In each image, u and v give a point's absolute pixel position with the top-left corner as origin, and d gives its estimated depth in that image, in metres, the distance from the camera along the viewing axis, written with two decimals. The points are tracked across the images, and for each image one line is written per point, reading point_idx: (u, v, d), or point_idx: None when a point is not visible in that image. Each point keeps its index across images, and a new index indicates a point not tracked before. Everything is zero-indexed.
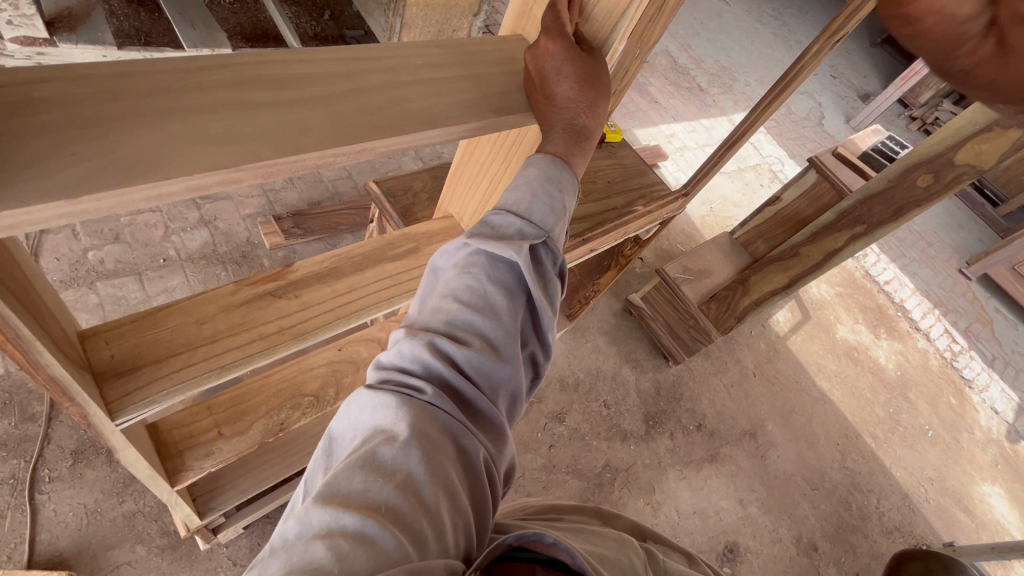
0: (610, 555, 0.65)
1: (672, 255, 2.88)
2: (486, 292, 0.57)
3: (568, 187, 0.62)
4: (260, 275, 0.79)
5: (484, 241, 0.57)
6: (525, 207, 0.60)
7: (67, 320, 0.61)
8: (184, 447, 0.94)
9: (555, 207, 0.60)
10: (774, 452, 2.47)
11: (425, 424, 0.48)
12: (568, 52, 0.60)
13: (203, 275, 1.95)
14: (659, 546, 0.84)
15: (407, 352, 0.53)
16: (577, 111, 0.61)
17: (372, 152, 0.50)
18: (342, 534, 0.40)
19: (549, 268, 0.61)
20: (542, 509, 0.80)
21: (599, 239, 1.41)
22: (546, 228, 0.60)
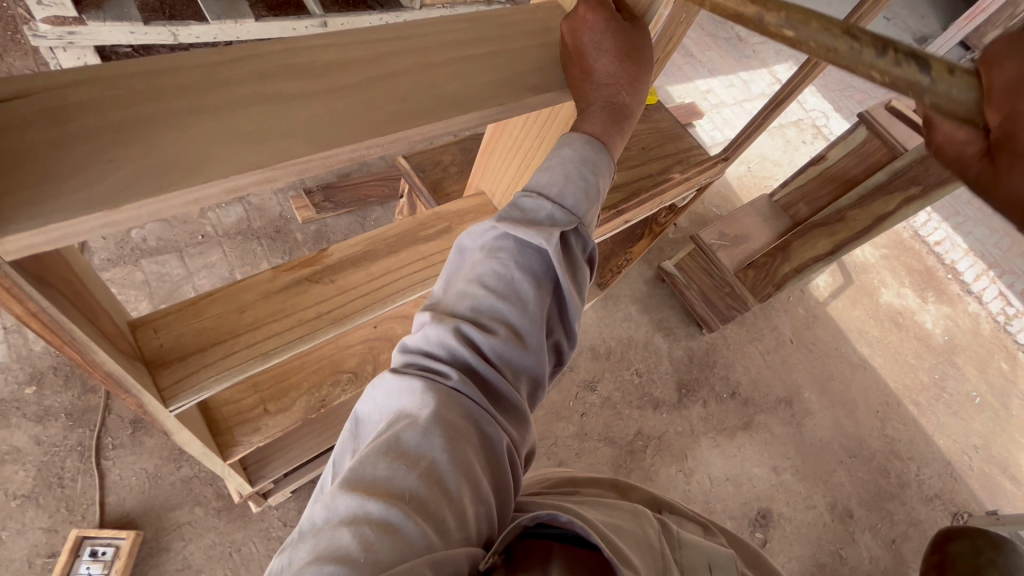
0: (625, 528, 0.64)
1: (706, 219, 2.80)
2: (513, 274, 0.55)
3: (604, 170, 0.60)
4: (296, 261, 0.79)
5: (514, 227, 0.55)
6: (558, 190, 0.58)
7: (116, 309, 0.63)
8: (234, 423, 0.98)
9: (589, 189, 0.59)
10: (810, 420, 2.45)
11: (451, 407, 0.48)
12: (613, 23, 0.56)
13: (239, 251, 2.00)
14: (675, 517, 0.82)
15: (432, 336, 0.52)
16: (616, 87, 0.58)
17: (406, 141, 0.49)
18: (368, 521, 0.41)
19: (579, 254, 0.59)
20: (559, 482, 0.80)
21: (633, 210, 1.36)
22: (578, 214, 0.58)
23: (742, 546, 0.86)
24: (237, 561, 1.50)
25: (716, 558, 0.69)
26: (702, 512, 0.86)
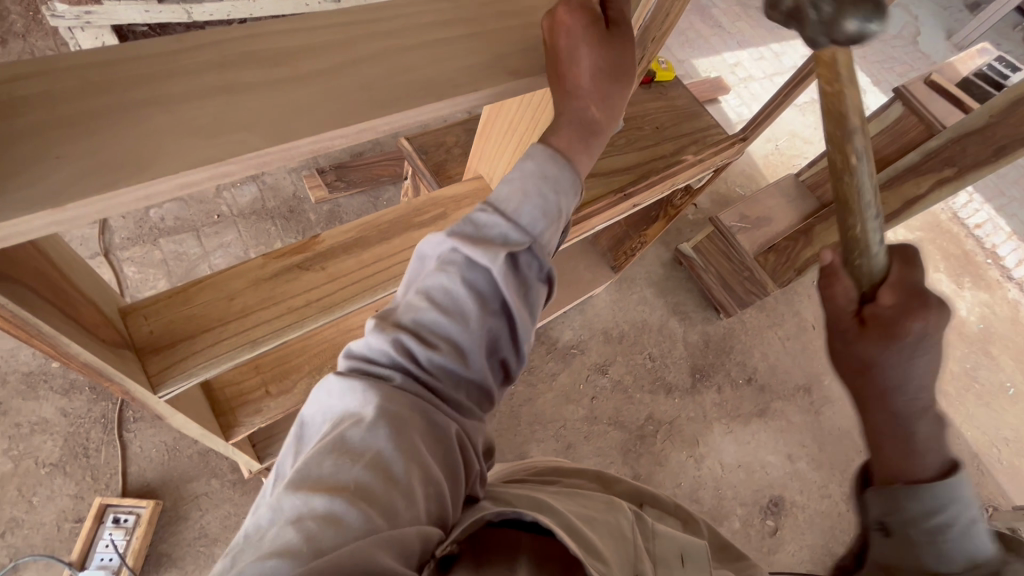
0: (597, 516, 0.64)
1: (729, 200, 2.71)
2: (464, 287, 0.53)
3: (570, 192, 0.57)
4: (288, 248, 0.78)
5: (465, 241, 0.53)
6: (515, 207, 0.55)
7: (103, 293, 0.64)
8: (236, 403, 1.01)
9: (551, 210, 0.55)
10: (829, 408, 2.39)
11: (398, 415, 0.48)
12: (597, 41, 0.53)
13: (254, 230, 2.03)
14: (655, 510, 0.84)
15: (376, 345, 0.51)
16: (588, 103, 0.56)
17: (374, 131, 0.47)
18: (312, 516, 0.40)
19: (535, 270, 0.57)
20: (543, 471, 0.81)
21: (643, 193, 1.31)
22: (535, 233, 0.56)
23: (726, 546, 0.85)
24: None
25: (690, 548, 0.70)
26: (684, 505, 0.88)
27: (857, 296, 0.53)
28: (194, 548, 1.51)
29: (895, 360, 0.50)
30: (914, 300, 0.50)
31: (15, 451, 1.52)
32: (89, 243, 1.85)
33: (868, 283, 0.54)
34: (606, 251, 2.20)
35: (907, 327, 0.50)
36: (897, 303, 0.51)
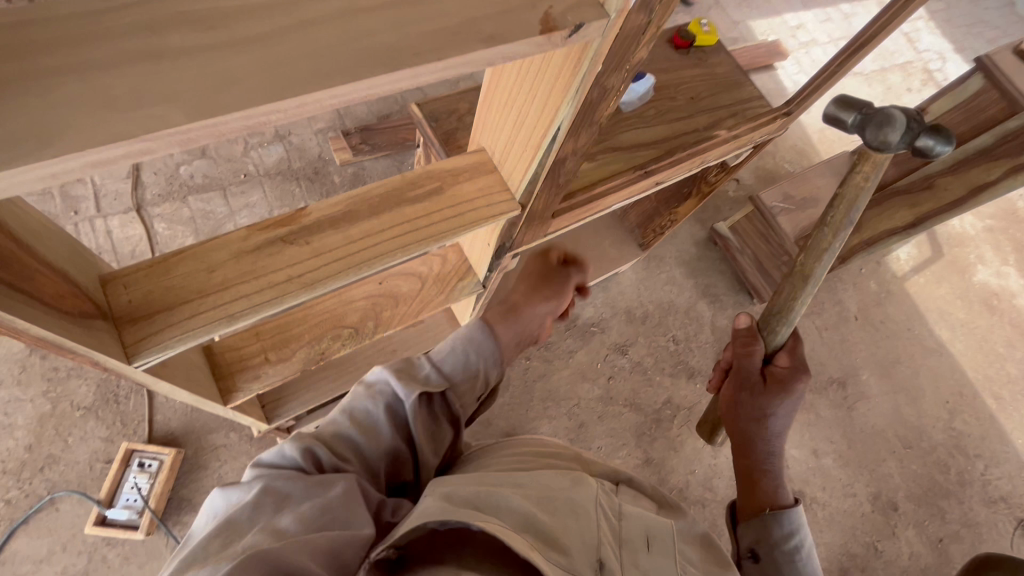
0: (560, 501, 0.77)
1: (774, 177, 2.54)
2: (379, 409, 0.74)
3: (484, 362, 0.89)
4: (273, 219, 0.76)
5: (390, 376, 0.77)
6: (441, 357, 0.84)
7: (79, 264, 0.63)
8: (235, 368, 1.02)
9: (464, 365, 0.86)
10: (864, 404, 2.27)
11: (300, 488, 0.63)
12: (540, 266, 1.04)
13: (279, 191, 2.04)
14: (630, 489, 0.98)
15: (287, 451, 0.67)
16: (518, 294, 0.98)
17: (317, 107, 0.43)
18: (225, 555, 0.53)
19: (440, 409, 0.82)
20: (536, 449, 0.95)
21: (665, 171, 1.19)
22: (447, 381, 0.83)
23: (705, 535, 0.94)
24: None
25: (653, 529, 0.83)
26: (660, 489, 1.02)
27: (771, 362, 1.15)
28: (212, 496, 1.59)
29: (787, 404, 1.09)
30: (797, 366, 1.13)
31: (53, 393, 1.61)
32: (123, 198, 1.90)
33: (773, 350, 1.17)
34: (634, 228, 2.10)
35: (795, 382, 1.10)
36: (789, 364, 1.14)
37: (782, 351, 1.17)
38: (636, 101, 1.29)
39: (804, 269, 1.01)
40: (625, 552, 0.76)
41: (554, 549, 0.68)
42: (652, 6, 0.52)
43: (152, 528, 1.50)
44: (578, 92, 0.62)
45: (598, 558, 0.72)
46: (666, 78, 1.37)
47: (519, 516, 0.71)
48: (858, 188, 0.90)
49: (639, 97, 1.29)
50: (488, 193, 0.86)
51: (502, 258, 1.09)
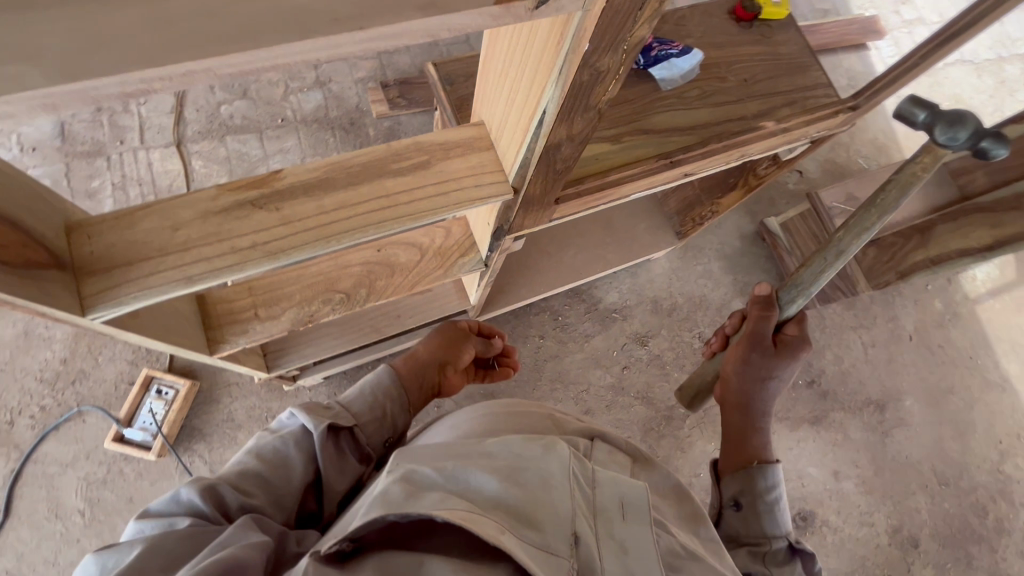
0: (530, 475, 0.74)
1: (842, 174, 2.30)
2: (287, 444, 0.81)
3: (396, 403, 0.98)
4: (246, 180, 0.72)
5: (300, 411, 0.84)
6: (351, 400, 0.95)
7: (41, 212, 0.63)
8: (226, 320, 1.02)
9: (374, 403, 0.95)
10: (901, 432, 2.10)
11: (191, 534, 0.65)
12: (452, 324, 1.22)
13: (314, 139, 2.02)
14: (605, 442, 0.98)
15: (183, 495, 0.70)
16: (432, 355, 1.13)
17: (205, 76, 0.42)
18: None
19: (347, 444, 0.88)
20: (507, 413, 0.97)
21: (697, 162, 1.06)
22: (355, 418, 0.91)
23: (673, 483, 0.96)
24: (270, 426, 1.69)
25: (628, 494, 0.78)
26: (634, 443, 1.00)
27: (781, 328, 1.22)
28: (220, 428, 1.67)
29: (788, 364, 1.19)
30: (801, 337, 1.20)
31: None
32: (165, 132, 1.94)
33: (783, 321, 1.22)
34: (672, 215, 1.95)
35: (801, 347, 1.19)
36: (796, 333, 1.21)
37: (790, 321, 1.22)
38: (677, 78, 1.16)
39: (839, 248, 0.97)
40: (600, 521, 0.74)
41: (525, 525, 0.68)
42: None
43: (163, 451, 1.60)
44: (563, 72, 0.54)
45: (571, 531, 0.70)
46: (719, 54, 1.22)
47: (487, 493, 0.70)
48: (911, 177, 0.83)
49: (681, 74, 1.15)
50: (477, 172, 0.79)
51: (502, 240, 1.03)
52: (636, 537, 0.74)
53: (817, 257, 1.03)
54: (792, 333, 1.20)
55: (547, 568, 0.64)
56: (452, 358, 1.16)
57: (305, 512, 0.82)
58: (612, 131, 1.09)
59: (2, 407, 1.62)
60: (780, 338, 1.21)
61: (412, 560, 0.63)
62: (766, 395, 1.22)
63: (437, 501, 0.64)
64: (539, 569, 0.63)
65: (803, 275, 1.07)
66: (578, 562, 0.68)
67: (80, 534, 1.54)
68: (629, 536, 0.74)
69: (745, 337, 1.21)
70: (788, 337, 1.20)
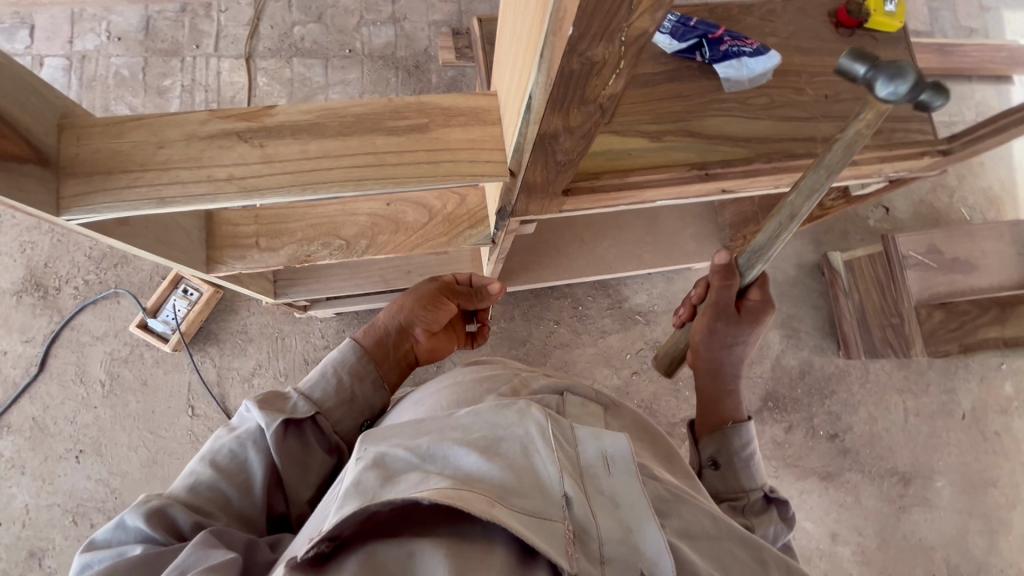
0: (509, 443, 0.68)
1: (935, 221, 2.05)
2: (244, 445, 0.74)
3: (367, 383, 0.92)
4: (239, 109, 0.71)
5: (253, 406, 0.77)
6: (308, 387, 0.87)
7: (32, 106, 0.64)
8: (227, 242, 1.04)
9: (338, 386, 0.89)
10: (922, 512, 1.92)
11: (143, 560, 0.60)
12: (428, 285, 1.16)
13: (376, 76, 2.00)
14: (576, 396, 0.90)
15: (130, 521, 0.65)
16: (401, 314, 1.08)
17: None
18: None
19: (310, 437, 0.82)
20: (481, 378, 0.88)
21: (738, 181, 0.95)
22: (315, 407, 0.84)
23: (640, 423, 0.93)
24: (278, 347, 1.77)
25: (610, 448, 0.72)
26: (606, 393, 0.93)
27: (749, 292, 1.00)
28: (233, 337, 1.77)
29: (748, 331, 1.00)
30: (767, 301, 1.00)
31: None
32: (239, 43, 1.98)
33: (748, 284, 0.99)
34: (724, 227, 1.81)
35: (766, 312, 1.00)
36: (764, 298, 1.00)
37: (754, 284, 1.00)
38: (744, 80, 1.02)
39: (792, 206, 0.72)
40: (587, 481, 0.69)
41: (514, 492, 0.62)
42: None
43: (178, 347, 1.72)
44: (549, 55, 0.48)
45: (560, 492, 0.65)
46: (804, 62, 1.07)
47: (468, 470, 0.64)
48: (856, 134, 0.60)
49: (749, 77, 1.02)
50: (477, 146, 0.73)
51: (507, 222, 0.96)
52: (626, 490, 0.69)
53: (770, 216, 0.77)
54: (757, 298, 0.99)
55: (543, 536, 0.60)
56: (423, 317, 1.10)
57: (276, 516, 0.76)
58: (655, 126, 0.99)
59: (53, 272, 1.77)
60: (745, 302, 1.00)
61: (400, 552, 0.58)
62: (732, 362, 1.05)
63: (417, 484, 0.60)
64: (534, 537, 0.59)
65: (760, 238, 0.81)
66: (572, 524, 0.64)
67: (98, 402, 1.70)
68: (620, 488, 0.69)
69: (708, 306, 0.98)
70: (757, 297, 1.00)
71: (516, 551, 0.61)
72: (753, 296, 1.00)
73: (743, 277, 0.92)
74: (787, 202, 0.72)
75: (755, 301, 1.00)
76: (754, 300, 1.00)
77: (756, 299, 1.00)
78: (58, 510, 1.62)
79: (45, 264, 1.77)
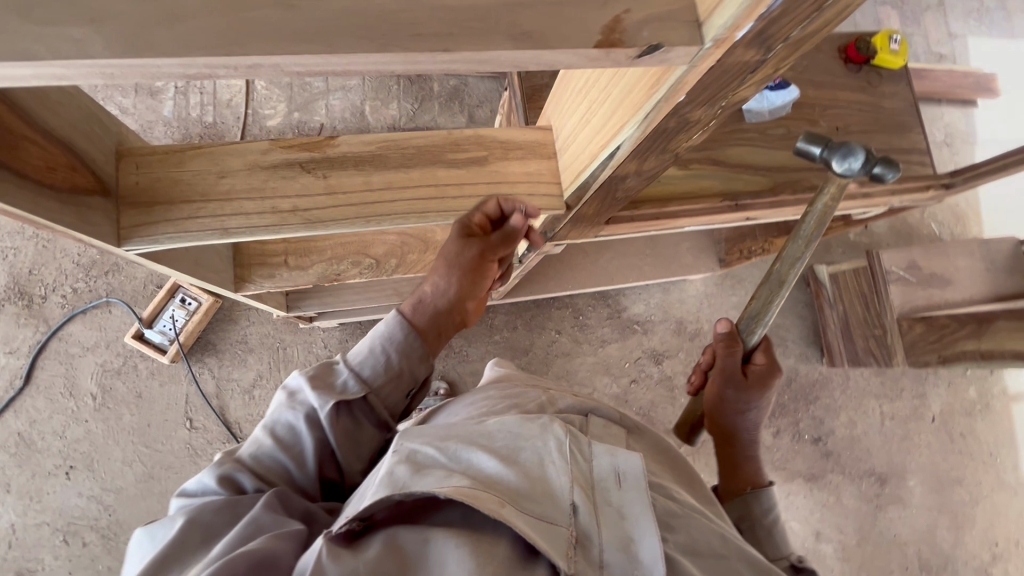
0: (528, 454, 0.64)
1: (909, 236, 2.19)
2: (297, 419, 0.68)
3: (416, 356, 0.76)
4: (302, 140, 0.71)
5: (306, 382, 0.69)
6: (357, 361, 0.74)
7: (97, 136, 0.62)
8: (255, 261, 1.02)
9: (387, 364, 0.74)
10: (896, 509, 2.04)
11: (225, 507, 0.60)
12: (470, 245, 0.83)
13: (378, 84, 1.97)
14: (599, 419, 0.80)
15: (207, 476, 0.65)
16: (449, 288, 0.83)
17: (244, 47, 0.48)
18: (159, 554, 0.55)
19: (363, 415, 0.72)
20: (506, 396, 0.83)
21: (762, 209, 1.01)
22: (368, 386, 0.72)
23: (662, 447, 0.83)
24: (279, 357, 1.73)
25: (622, 466, 0.64)
26: (629, 415, 0.85)
27: (753, 355, 0.93)
28: (233, 348, 1.72)
29: (758, 398, 0.92)
30: (774, 363, 0.92)
31: None
32: None
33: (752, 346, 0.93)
34: (720, 240, 1.89)
35: (774, 376, 0.91)
36: (769, 362, 0.92)
37: (758, 347, 0.93)
38: (765, 112, 1.07)
39: (780, 280, 0.81)
40: (598, 495, 0.62)
41: (527, 496, 0.59)
42: (768, 44, 0.38)
43: (177, 357, 1.67)
44: (649, 118, 0.49)
45: (568, 501, 0.60)
46: (816, 95, 1.13)
47: (487, 474, 0.61)
48: (823, 212, 0.73)
49: (769, 109, 1.07)
50: (533, 180, 0.76)
51: (542, 244, 0.99)
52: (638, 510, 0.61)
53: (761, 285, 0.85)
54: (763, 361, 0.92)
55: (547, 538, 0.56)
56: (473, 291, 0.86)
57: (329, 482, 0.71)
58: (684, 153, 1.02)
59: (39, 281, 1.69)
60: (749, 367, 0.93)
61: (418, 537, 0.56)
62: (746, 428, 0.94)
63: (441, 479, 0.58)
64: (538, 539, 0.55)
65: (755, 304, 0.86)
66: (575, 528, 0.59)
67: (89, 415, 1.64)
68: (632, 503, 0.62)
69: (717, 370, 0.92)
70: (760, 363, 0.92)
71: (521, 549, 0.56)
72: (757, 361, 0.93)
73: (745, 342, 0.90)
74: (773, 269, 0.81)
75: (758, 366, 0.92)
76: (757, 366, 0.92)
77: (759, 363, 0.92)
78: (48, 529, 1.56)
79: (29, 272, 1.69)
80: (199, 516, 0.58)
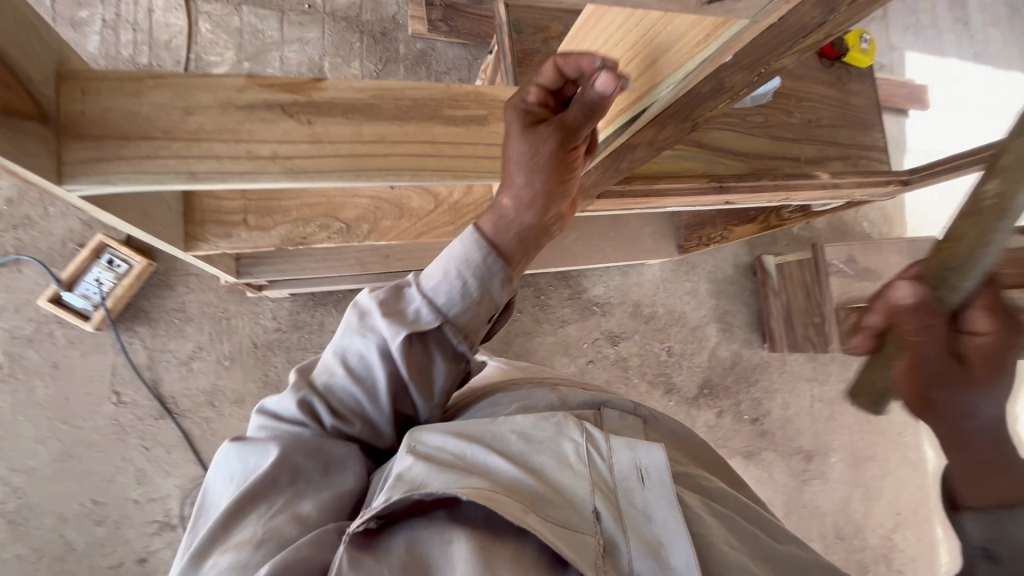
0: (544, 458, 0.62)
1: (846, 233, 2.34)
2: (370, 350, 0.64)
3: (497, 280, 0.65)
4: (283, 79, 0.63)
5: (380, 310, 0.64)
6: (432, 287, 0.65)
7: (36, 49, 0.51)
8: (209, 218, 0.91)
9: (463, 290, 0.64)
10: (819, 483, 2.22)
11: (312, 452, 0.63)
12: (542, 139, 0.63)
13: (338, 38, 1.82)
14: (614, 409, 0.76)
15: (288, 402, 0.66)
16: (528, 203, 0.67)
17: None
18: (254, 489, 0.59)
19: (438, 346, 0.66)
20: (515, 394, 0.76)
21: (743, 193, 1.02)
22: (444, 314, 0.65)
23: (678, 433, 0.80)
24: (222, 328, 1.59)
25: (648, 463, 0.62)
26: (645, 404, 0.80)
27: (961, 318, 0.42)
28: (170, 317, 1.57)
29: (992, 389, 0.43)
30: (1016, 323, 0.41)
31: None
32: None
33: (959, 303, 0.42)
34: (681, 227, 1.94)
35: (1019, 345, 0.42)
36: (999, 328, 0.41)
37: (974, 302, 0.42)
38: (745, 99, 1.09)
39: None
40: (620, 495, 0.61)
41: (550, 503, 0.58)
42: None
43: (103, 325, 1.50)
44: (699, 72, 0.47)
45: (590, 507, 0.59)
46: (790, 86, 1.16)
47: (506, 477, 0.59)
48: None
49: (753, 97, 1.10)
50: None
51: None
52: (664, 507, 0.60)
53: None
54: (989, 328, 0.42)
55: (573, 546, 0.55)
56: (561, 195, 0.69)
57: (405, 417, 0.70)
58: None
59: None
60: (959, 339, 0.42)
61: (438, 539, 0.54)
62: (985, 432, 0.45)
63: (458, 479, 0.56)
64: (563, 547, 0.53)
65: None
66: (604, 537, 0.58)
67: None
68: (657, 503, 0.60)
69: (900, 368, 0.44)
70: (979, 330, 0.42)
71: (546, 558, 0.55)
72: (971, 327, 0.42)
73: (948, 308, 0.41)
74: None
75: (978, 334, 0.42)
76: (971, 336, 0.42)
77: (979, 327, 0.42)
78: None
79: None
80: (290, 461, 0.62)
